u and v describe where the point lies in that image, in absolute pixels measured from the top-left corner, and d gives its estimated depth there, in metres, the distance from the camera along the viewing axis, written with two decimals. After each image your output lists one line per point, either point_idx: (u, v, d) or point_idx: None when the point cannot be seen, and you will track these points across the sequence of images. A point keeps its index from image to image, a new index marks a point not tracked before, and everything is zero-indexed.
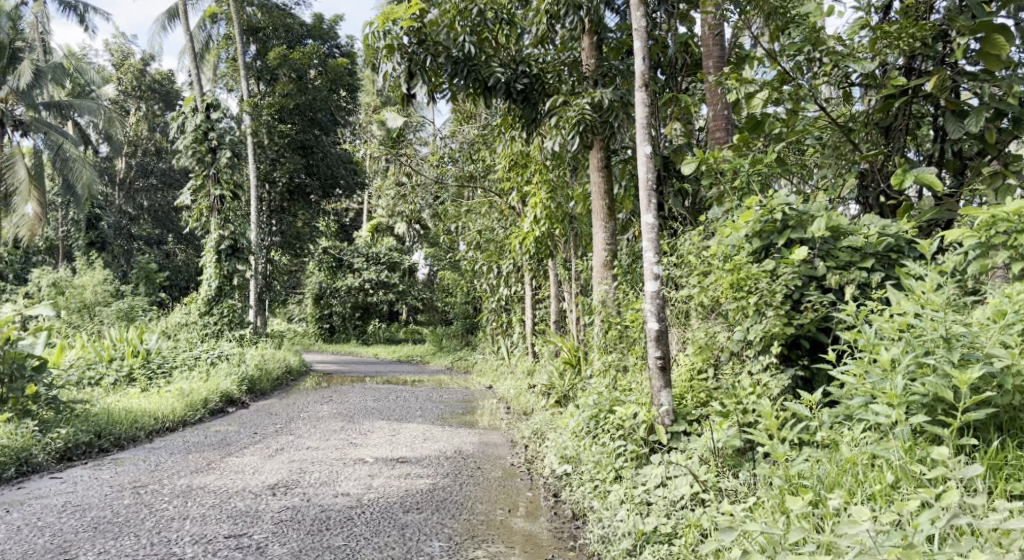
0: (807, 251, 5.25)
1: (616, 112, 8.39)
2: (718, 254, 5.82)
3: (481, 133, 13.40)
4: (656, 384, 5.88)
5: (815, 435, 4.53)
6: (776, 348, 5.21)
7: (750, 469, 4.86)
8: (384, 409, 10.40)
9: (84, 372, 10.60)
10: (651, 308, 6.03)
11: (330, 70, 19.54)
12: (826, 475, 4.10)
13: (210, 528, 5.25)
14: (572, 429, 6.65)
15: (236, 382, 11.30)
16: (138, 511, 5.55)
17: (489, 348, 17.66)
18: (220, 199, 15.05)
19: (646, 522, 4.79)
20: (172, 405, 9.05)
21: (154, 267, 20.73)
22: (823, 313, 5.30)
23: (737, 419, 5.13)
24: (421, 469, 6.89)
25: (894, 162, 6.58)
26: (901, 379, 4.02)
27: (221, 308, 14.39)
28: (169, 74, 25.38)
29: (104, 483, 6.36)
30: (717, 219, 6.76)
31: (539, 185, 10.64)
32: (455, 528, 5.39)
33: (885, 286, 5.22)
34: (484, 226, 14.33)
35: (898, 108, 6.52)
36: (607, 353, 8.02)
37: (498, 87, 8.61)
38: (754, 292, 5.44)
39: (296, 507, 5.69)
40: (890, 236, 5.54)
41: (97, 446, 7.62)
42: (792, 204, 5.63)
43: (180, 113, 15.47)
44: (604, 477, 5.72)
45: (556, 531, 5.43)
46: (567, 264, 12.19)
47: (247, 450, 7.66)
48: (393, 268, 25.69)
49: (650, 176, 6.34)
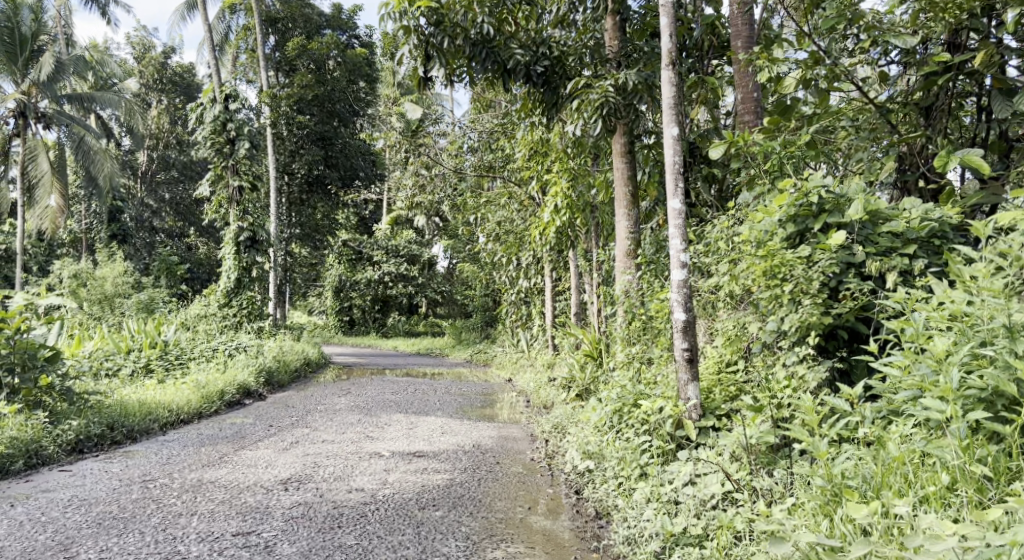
0: (845, 236, 4.95)
1: (640, 95, 8.11)
2: (751, 240, 5.54)
3: (501, 122, 13.17)
4: (682, 377, 5.71)
5: (856, 432, 4.25)
6: (813, 339, 4.91)
7: (786, 468, 4.57)
8: (402, 402, 10.18)
9: (101, 363, 10.48)
10: (678, 298, 5.83)
11: (348, 61, 19.24)
12: (873, 476, 3.81)
13: (218, 525, 5.05)
14: (595, 423, 6.41)
15: (253, 373, 11.18)
16: (145, 507, 5.37)
17: (509, 341, 17.46)
18: (239, 191, 14.79)
19: (675, 522, 4.49)
20: (187, 397, 8.89)
21: (175, 259, 20.71)
22: (862, 302, 4.99)
23: (772, 413, 4.85)
24: (438, 464, 6.68)
25: (936, 144, 6.26)
26: (956, 371, 3.73)
27: (240, 300, 14.26)
28: (190, 66, 25.32)
29: (113, 476, 6.18)
30: (747, 204, 6.45)
31: (560, 174, 10.36)
32: (473, 527, 5.16)
33: (929, 273, 4.92)
34: (505, 217, 14.04)
35: (939, 87, 6.25)
36: (631, 345, 7.76)
37: (519, 70, 8.34)
38: (788, 280, 5.16)
39: (308, 503, 5.49)
40: (933, 221, 5.18)
41: (109, 438, 7.47)
42: (828, 186, 5.32)
43: (199, 104, 15.34)
44: (628, 474, 5.45)
45: (579, 530, 5.18)
46: (588, 256, 11.96)
47: (261, 443, 7.48)
48: (413, 260, 25.52)
49: (677, 160, 6.11)
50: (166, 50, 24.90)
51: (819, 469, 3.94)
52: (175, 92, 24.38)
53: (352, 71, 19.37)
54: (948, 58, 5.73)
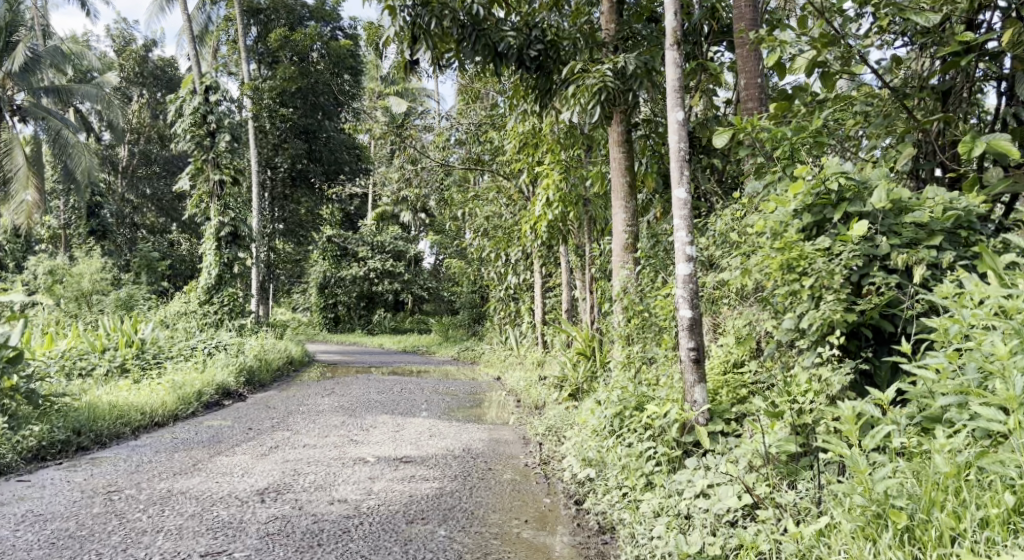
0: (866, 226, 4.57)
1: (639, 80, 7.63)
2: (765, 230, 5.16)
3: (490, 114, 12.73)
4: (688, 379, 5.35)
5: (889, 441, 3.90)
6: (837, 338, 4.53)
7: (809, 480, 4.23)
8: (388, 403, 9.73)
9: (74, 362, 9.99)
10: (684, 294, 5.47)
11: (332, 52, 18.48)
12: (923, 494, 3.50)
13: (185, 544, 4.61)
14: (593, 427, 6.03)
15: (233, 373, 10.71)
16: (105, 523, 4.91)
17: (496, 338, 17.06)
18: (220, 184, 14.32)
19: (690, 542, 4.14)
20: (162, 398, 8.44)
21: (156, 255, 20.16)
22: (888, 297, 4.62)
23: (791, 420, 4.49)
24: (426, 471, 6.25)
25: (956, 129, 5.86)
26: (1017, 377, 3.40)
27: (221, 297, 13.72)
28: (172, 59, 24.68)
29: (75, 488, 5.71)
30: (756, 192, 6.04)
31: (552, 166, 9.91)
32: (466, 544, 4.76)
33: (959, 267, 4.56)
34: (492, 212, 13.81)
35: (958, 69, 5.87)
36: (630, 343, 7.31)
37: (510, 54, 7.91)
38: (808, 274, 4.80)
39: (286, 517, 5.05)
40: (959, 210, 4.78)
41: (75, 444, 7.02)
42: (848, 172, 4.93)
43: (178, 96, 14.77)
44: (633, 483, 5.06)
45: (581, 547, 4.79)
46: (579, 251, 11.59)
47: (238, 448, 7.01)
48: (399, 257, 25.05)
49: (681, 145, 5.72)
50: (147, 43, 24.28)
51: (857, 482, 3.62)
52: (156, 86, 23.83)
53: (337, 63, 18.64)
54: (974, 36, 5.31)
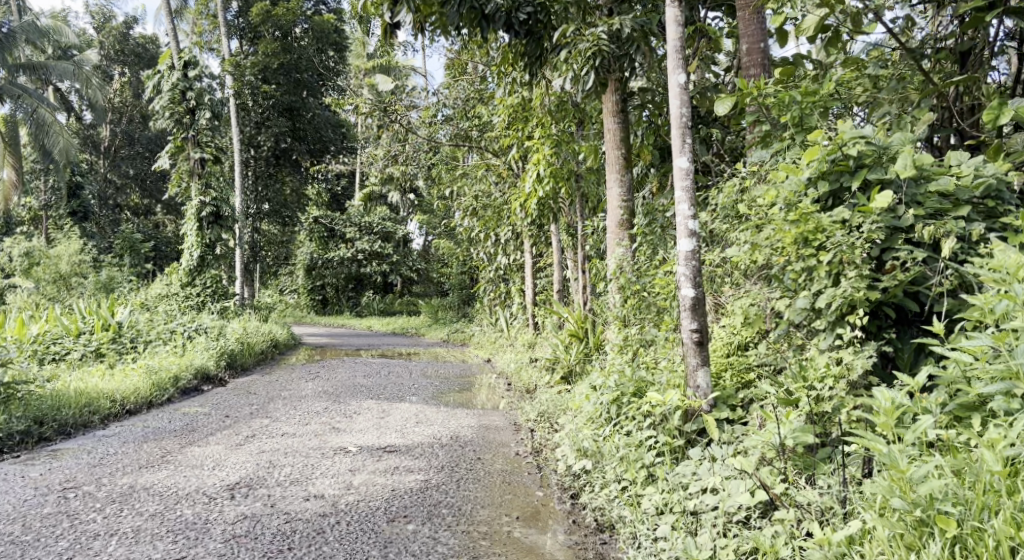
0: (888, 195, 4.18)
1: (636, 43, 7.15)
2: (777, 201, 4.74)
3: (479, 87, 12.16)
4: (691, 362, 4.94)
5: (926, 432, 3.56)
6: (858, 318, 4.15)
7: (830, 475, 3.89)
8: (374, 387, 9.32)
9: (47, 348, 9.49)
10: (687, 272, 5.03)
11: (315, 27, 17.84)
12: (974, 495, 3.17)
13: (141, 550, 4.21)
14: (588, 414, 5.63)
15: (213, 357, 10.25)
16: (55, 526, 4.50)
17: (488, 319, 16.61)
18: (201, 163, 13.77)
19: (701, 545, 3.80)
20: (134, 383, 7.97)
21: (139, 237, 19.54)
22: (915, 274, 4.22)
23: (807, 408, 4.14)
24: (411, 462, 5.84)
25: (978, 92, 5.43)
26: None
27: (203, 280, 13.22)
28: (154, 37, 24.02)
29: (29, 485, 5.28)
30: (763, 161, 5.62)
31: (543, 140, 9.40)
32: (452, 545, 4.36)
33: (990, 240, 4.18)
34: (481, 191, 13.26)
35: (977, 29, 5.43)
36: (627, 324, 6.93)
37: (498, 16, 7.14)
38: (826, 249, 4.42)
39: (255, 516, 4.65)
40: (990, 178, 4.34)
41: (36, 435, 6.57)
42: (867, 136, 4.51)
43: (155, 71, 14.01)
44: (633, 477, 4.69)
45: (578, 548, 4.40)
46: (571, 230, 11.16)
47: (211, 438, 6.58)
48: (388, 238, 24.59)
49: (684, 111, 5.28)
50: (128, 20, 23.64)
51: (894, 482, 3.29)
52: (138, 65, 23.24)
53: (321, 38, 17.99)
54: None
